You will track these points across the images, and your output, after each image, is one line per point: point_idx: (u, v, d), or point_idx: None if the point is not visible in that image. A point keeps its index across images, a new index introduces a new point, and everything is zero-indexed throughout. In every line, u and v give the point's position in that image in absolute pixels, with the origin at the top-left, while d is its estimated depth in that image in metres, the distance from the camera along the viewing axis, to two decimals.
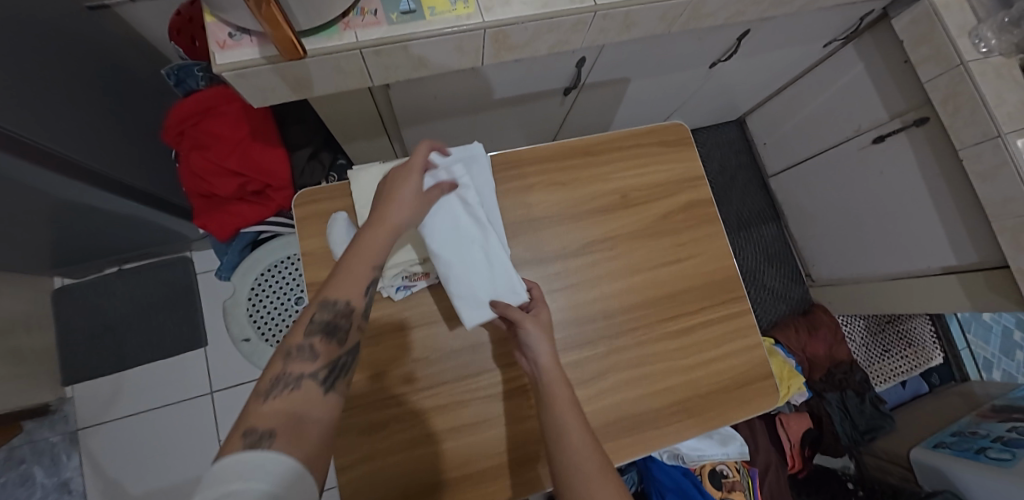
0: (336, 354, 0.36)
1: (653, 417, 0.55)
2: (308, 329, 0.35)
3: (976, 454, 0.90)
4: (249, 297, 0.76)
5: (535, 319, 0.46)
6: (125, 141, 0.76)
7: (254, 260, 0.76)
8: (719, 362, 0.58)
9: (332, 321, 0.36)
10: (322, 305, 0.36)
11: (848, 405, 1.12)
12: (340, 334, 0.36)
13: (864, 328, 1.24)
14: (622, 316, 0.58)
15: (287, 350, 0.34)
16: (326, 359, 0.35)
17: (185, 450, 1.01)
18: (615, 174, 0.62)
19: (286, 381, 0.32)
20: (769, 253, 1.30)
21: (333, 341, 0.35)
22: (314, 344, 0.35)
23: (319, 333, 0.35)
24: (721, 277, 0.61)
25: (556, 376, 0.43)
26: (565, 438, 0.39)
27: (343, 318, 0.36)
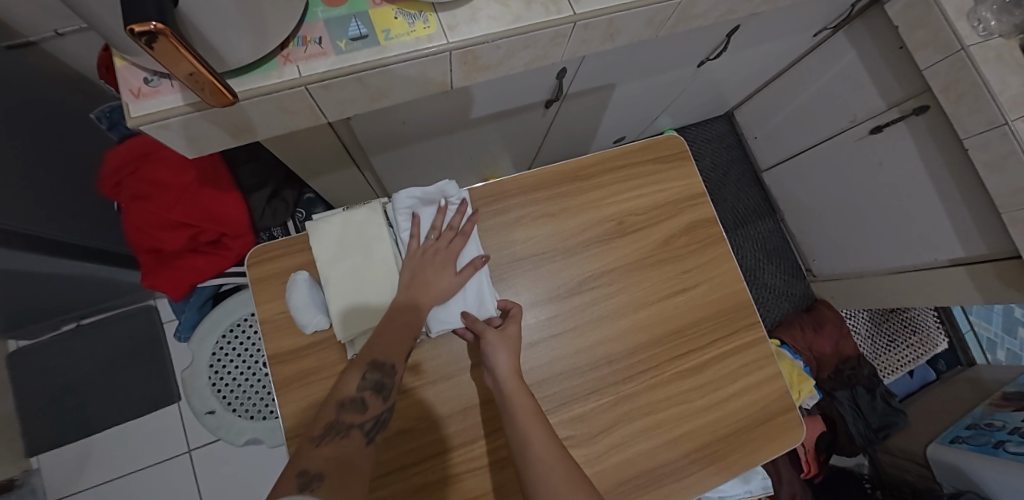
0: (381, 408, 0.39)
1: (669, 471, 0.49)
2: (360, 384, 0.39)
3: (995, 449, 0.86)
4: (210, 364, 0.67)
5: (499, 334, 0.44)
6: (57, 193, 0.68)
7: (211, 323, 0.67)
8: (736, 399, 0.53)
9: (380, 380, 0.40)
10: (373, 365, 0.40)
11: (860, 403, 1.08)
12: (386, 392, 0.40)
13: (868, 319, 1.21)
14: (629, 358, 0.52)
15: (342, 400, 0.38)
16: (373, 413, 0.39)
17: None
18: (608, 199, 0.56)
19: (336, 431, 0.36)
20: (767, 250, 1.25)
21: (381, 399, 0.39)
22: (364, 400, 0.39)
23: (369, 390, 0.39)
24: (731, 304, 0.56)
25: (516, 387, 0.42)
26: (531, 454, 0.38)
27: (389, 381, 0.40)
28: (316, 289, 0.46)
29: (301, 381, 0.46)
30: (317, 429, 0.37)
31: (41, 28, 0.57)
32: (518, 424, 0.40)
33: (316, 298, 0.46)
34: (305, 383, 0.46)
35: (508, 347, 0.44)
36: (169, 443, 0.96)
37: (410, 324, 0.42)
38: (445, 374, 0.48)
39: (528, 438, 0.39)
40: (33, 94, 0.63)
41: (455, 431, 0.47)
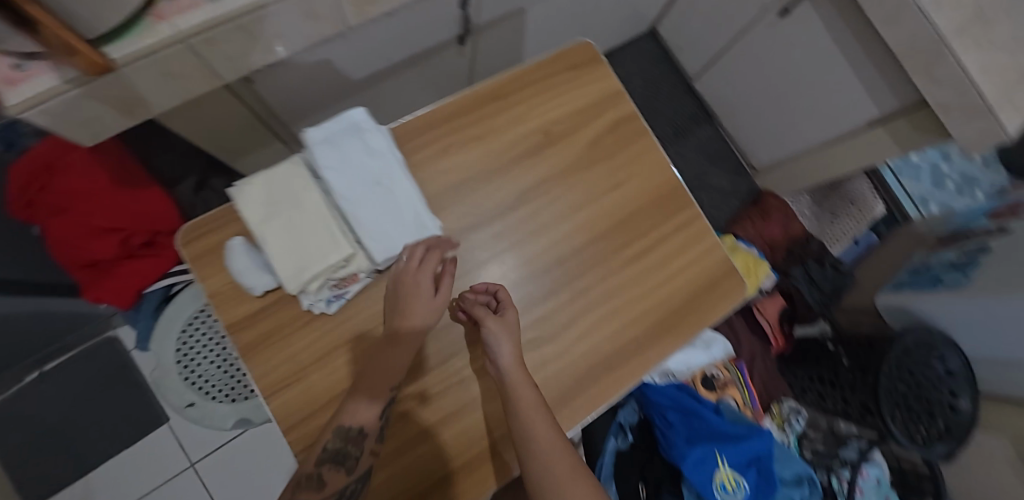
0: (344, 480, 0.41)
1: (634, 347, 0.54)
2: (320, 457, 0.41)
3: (934, 284, 0.98)
4: (178, 361, 0.68)
5: (496, 324, 0.44)
6: None
7: (167, 321, 0.67)
8: (683, 272, 0.57)
9: (341, 448, 0.41)
10: (337, 433, 0.41)
11: (812, 275, 1.19)
12: (349, 460, 0.41)
13: (811, 201, 1.30)
14: (578, 257, 0.55)
15: (301, 477, 0.41)
16: (332, 488, 0.40)
17: None
18: (529, 113, 0.57)
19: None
20: (710, 153, 1.29)
21: (343, 469, 0.41)
22: (320, 474, 0.40)
23: (330, 463, 0.41)
24: (665, 189, 0.59)
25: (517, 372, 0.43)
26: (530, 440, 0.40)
27: (354, 451, 0.41)
28: (254, 251, 0.46)
29: (266, 341, 0.47)
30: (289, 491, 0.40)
31: None
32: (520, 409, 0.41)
33: (258, 260, 0.46)
34: (269, 342, 0.47)
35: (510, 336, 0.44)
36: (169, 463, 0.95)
37: None
38: None
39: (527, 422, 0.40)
40: None
41: (425, 357, 0.49)
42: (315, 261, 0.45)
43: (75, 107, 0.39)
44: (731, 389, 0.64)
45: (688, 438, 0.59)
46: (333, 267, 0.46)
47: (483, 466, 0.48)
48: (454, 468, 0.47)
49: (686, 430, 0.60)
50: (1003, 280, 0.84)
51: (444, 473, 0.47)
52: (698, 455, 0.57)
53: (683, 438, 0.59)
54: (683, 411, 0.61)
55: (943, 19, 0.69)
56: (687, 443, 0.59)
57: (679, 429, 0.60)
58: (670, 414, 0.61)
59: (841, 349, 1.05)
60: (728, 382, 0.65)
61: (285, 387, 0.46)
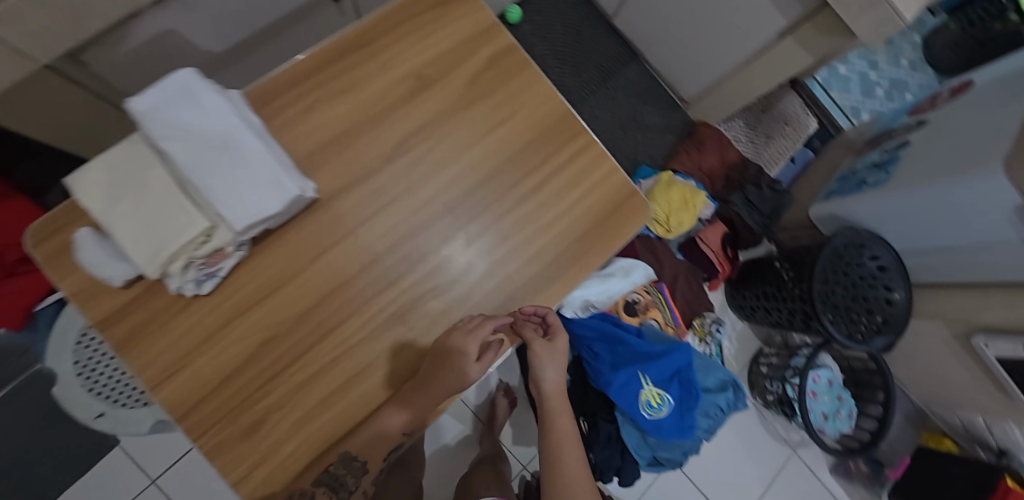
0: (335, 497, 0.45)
1: (539, 281, 0.53)
2: (318, 479, 0.45)
3: (860, 186, 1.00)
4: (79, 375, 0.72)
5: (542, 347, 0.50)
6: None
7: (60, 338, 0.71)
8: (583, 201, 0.56)
9: (338, 475, 0.46)
10: (341, 461, 0.46)
11: (751, 198, 1.18)
12: (344, 487, 0.46)
13: (745, 126, 1.32)
14: (469, 199, 0.53)
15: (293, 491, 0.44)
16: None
17: None
18: (397, 56, 0.53)
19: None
20: (640, 92, 1.27)
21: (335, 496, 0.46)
22: (316, 491, 0.45)
23: (325, 485, 0.45)
24: (555, 118, 0.57)
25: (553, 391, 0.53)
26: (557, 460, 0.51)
27: (350, 481, 0.47)
28: (109, 240, 0.43)
29: (143, 331, 0.45)
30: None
31: None
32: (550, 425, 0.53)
33: (113, 249, 0.43)
34: (145, 333, 0.45)
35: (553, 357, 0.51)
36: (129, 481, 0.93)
37: None
38: (290, 275, 0.48)
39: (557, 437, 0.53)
40: None
41: (317, 322, 0.48)
42: (169, 240, 0.42)
43: None
44: (652, 311, 0.65)
45: (613, 363, 0.60)
46: (191, 244, 0.42)
47: None
48: (366, 426, 0.47)
49: (613, 356, 0.61)
50: (918, 170, 0.86)
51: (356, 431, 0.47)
52: (624, 378, 0.58)
53: (609, 364, 0.60)
54: (608, 338, 0.62)
55: None
56: (613, 368, 0.60)
57: (605, 355, 0.61)
58: (596, 346, 0.62)
59: (782, 263, 1.06)
60: (649, 305, 0.65)
61: (173, 375, 0.45)
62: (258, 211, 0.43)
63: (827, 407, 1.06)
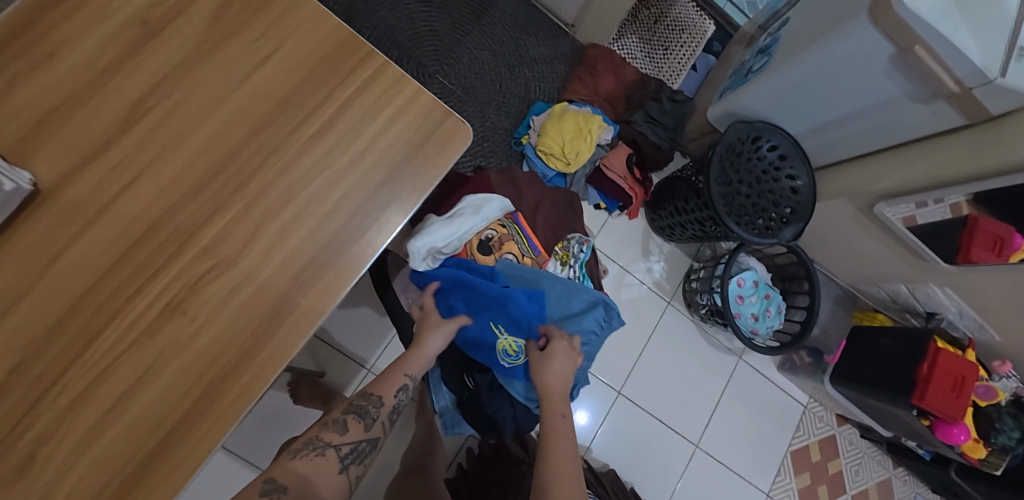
0: (361, 436, 0.44)
1: (346, 235, 0.47)
2: (346, 408, 0.46)
3: (746, 77, 0.97)
4: None
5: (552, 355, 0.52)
6: None
7: None
8: (386, 132, 0.49)
9: (363, 406, 0.46)
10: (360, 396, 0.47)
11: (652, 114, 1.13)
12: (368, 418, 0.46)
13: (639, 41, 1.23)
14: (236, 159, 0.45)
15: (327, 421, 0.44)
16: (351, 434, 0.44)
17: None
18: (110, 5, 0.44)
19: (314, 442, 0.41)
20: (520, 24, 1.17)
21: (362, 423, 0.45)
22: (346, 421, 0.45)
23: (354, 415, 0.45)
24: (332, 46, 0.49)
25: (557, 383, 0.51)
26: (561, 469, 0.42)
27: (373, 408, 0.47)
28: None
29: None
30: (296, 444, 0.41)
31: None
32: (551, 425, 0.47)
33: None
34: None
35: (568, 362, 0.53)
36: None
37: None
38: (21, 287, 0.39)
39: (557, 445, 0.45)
40: None
41: (75, 333, 0.40)
42: None
43: None
44: (510, 243, 0.60)
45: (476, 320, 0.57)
46: None
47: (202, 419, 0.42)
48: (164, 436, 0.41)
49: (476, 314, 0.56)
50: (795, 43, 0.82)
51: (151, 445, 0.40)
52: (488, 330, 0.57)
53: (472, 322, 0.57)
54: (460, 286, 0.55)
55: None
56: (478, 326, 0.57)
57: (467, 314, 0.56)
58: (454, 299, 0.57)
59: (690, 173, 1.01)
60: (507, 238, 0.60)
61: None
62: None
63: (757, 308, 1.06)
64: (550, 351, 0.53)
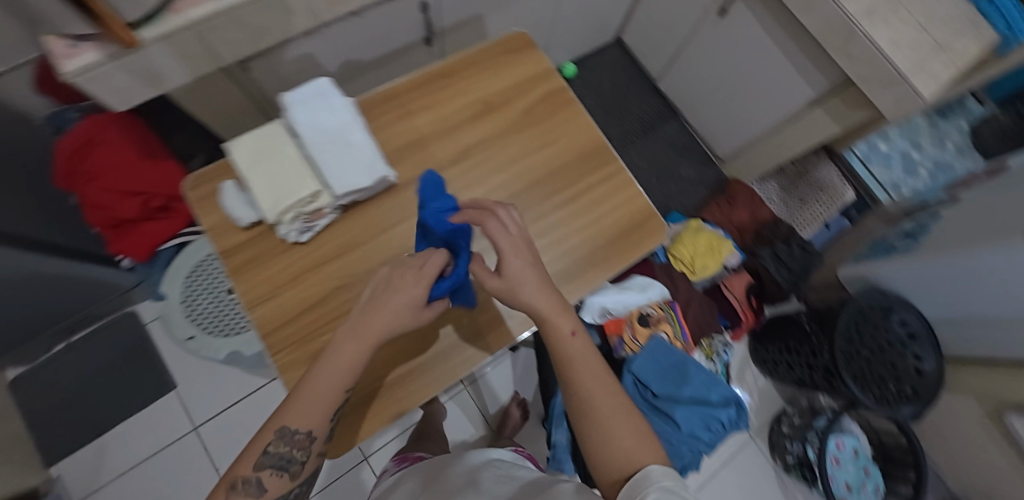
0: (290, 479, 0.42)
1: (561, 277, 0.62)
2: (259, 462, 0.40)
3: (889, 251, 1.04)
4: None
5: (501, 282, 0.43)
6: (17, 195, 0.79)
7: None
8: (612, 212, 0.66)
9: (281, 458, 0.41)
10: (278, 437, 0.40)
11: (779, 254, 1.21)
12: (293, 464, 0.41)
13: (779, 188, 1.38)
14: (512, 201, 0.64)
15: (236, 480, 0.39)
16: (273, 493, 0.40)
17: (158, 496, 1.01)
18: (473, 87, 0.69)
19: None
20: (678, 146, 1.41)
21: (284, 470, 0.41)
22: (260, 479, 0.39)
23: (270, 468, 0.40)
24: (593, 146, 0.69)
25: (537, 296, 0.43)
26: (598, 405, 0.38)
27: (297, 453, 0.41)
28: (242, 193, 0.58)
29: (248, 265, 0.57)
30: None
31: None
32: (570, 358, 0.41)
33: (244, 198, 0.57)
34: (251, 265, 0.57)
35: (525, 249, 0.44)
36: (176, 425, 1.06)
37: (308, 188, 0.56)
38: (364, 238, 0.60)
39: (578, 372, 0.40)
40: None
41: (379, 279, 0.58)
42: (287, 195, 0.55)
43: (111, 77, 0.53)
44: (664, 325, 0.71)
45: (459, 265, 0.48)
46: (302, 201, 0.56)
47: (433, 369, 0.57)
48: (410, 368, 0.57)
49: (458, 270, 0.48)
50: (944, 240, 0.89)
51: (401, 371, 0.56)
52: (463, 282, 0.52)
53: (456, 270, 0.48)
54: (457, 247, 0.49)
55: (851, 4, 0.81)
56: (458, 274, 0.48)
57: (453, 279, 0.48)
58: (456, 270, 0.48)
59: (806, 319, 1.05)
60: (661, 320, 0.71)
61: (264, 301, 0.56)
62: (356, 184, 0.56)
63: (852, 477, 1.03)
64: (509, 275, 0.42)
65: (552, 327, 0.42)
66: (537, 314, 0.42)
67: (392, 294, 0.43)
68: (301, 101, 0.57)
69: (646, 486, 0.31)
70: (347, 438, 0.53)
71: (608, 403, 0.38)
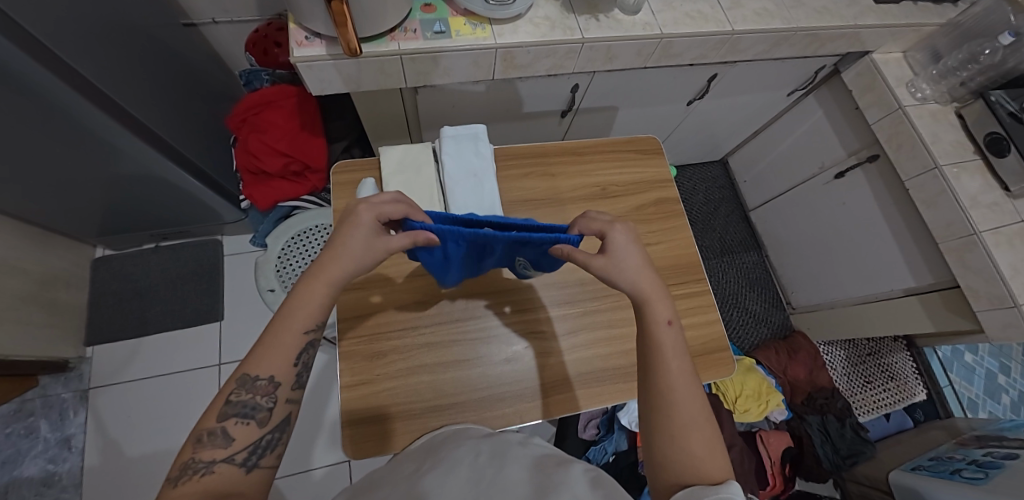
0: (259, 432, 0.35)
1: (621, 373, 0.62)
2: (222, 413, 0.35)
3: (951, 474, 0.93)
4: None
5: (607, 259, 0.42)
6: (195, 121, 0.94)
7: None
8: (687, 330, 0.67)
9: (250, 404, 0.35)
10: (240, 382, 0.35)
11: (828, 429, 1.14)
12: (262, 413, 0.36)
13: (845, 357, 1.31)
14: (598, 284, 0.67)
15: (200, 435, 0.33)
16: (242, 443, 0.34)
17: (162, 413, 1.07)
18: (596, 171, 0.74)
19: (189, 471, 0.31)
20: (751, 279, 1.41)
21: (253, 421, 0.35)
22: (227, 431, 0.34)
23: (235, 417, 0.35)
24: (686, 261, 0.71)
25: (640, 279, 0.43)
26: (680, 407, 0.37)
27: (263, 399, 0.36)
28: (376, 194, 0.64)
29: None
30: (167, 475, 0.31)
31: (205, 15, 0.92)
32: (660, 349, 0.41)
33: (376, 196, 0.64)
34: None
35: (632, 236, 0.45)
36: (204, 354, 1.13)
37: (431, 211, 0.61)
38: None
39: (666, 358, 0.40)
40: (179, 61, 0.89)
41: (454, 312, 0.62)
42: None
43: (322, 71, 0.63)
44: None
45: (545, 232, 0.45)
46: None
47: (468, 412, 0.57)
48: (451, 404, 0.57)
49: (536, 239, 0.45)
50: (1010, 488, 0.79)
51: (442, 403, 0.57)
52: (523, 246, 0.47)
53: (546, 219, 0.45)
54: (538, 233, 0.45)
55: (978, 215, 0.81)
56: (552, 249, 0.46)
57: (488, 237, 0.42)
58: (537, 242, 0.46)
59: None
60: None
61: (350, 290, 0.61)
62: None
63: None
64: (613, 256, 0.43)
65: (648, 314, 0.42)
66: (638, 294, 0.43)
67: (349, 233, 0.40)
68: (454, 139, 0.66)
69: (718, 492, 0.31)
70: (368, 446, 0.53)
71: (688, 405, 0.37)
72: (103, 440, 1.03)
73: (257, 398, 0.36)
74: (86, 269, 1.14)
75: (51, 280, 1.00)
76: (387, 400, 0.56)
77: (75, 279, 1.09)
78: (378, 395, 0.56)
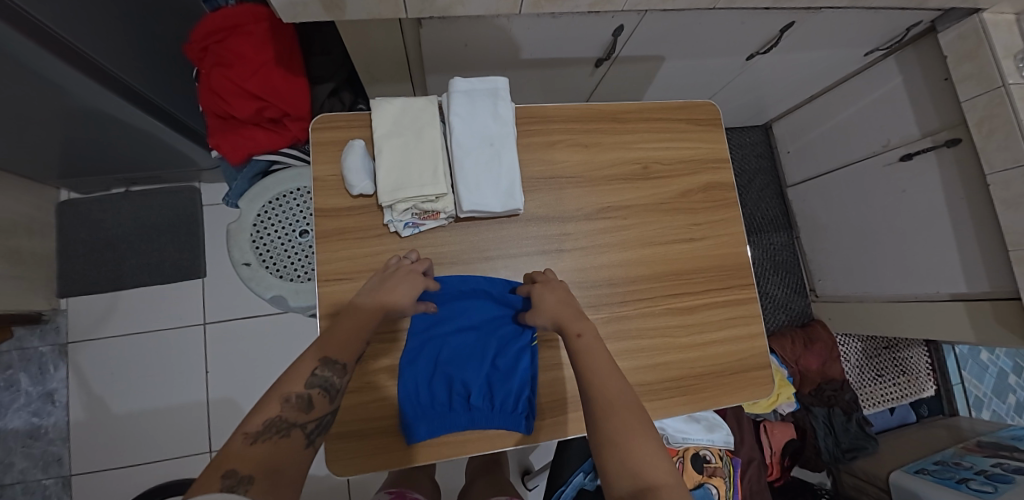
0: (327, 407, 0.37)
1: (644, 392, 0.53)
2: (308, 381, 0.36)
3: (957, 483, 0.90)
4: None
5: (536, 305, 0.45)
6: (151, 45, 0.77)
7: None
8: (720, 345, 0.57)
9: (330, 378, 0.38)
10: (324, 362, 0.38)
11: (834, 422, 1.12)
12: (335, 391, 0.38)
13: (861, 350, 1.24)
14: (629, 285, 0.57)
15: (286, 395, 0.35)
16: (317, 414, 0.36)
17: (145, 372, 1.01)
18: (638, 144, 0.60)
19: (278, 430, 0.33)
20: (775, 261, 1.33)
21: (326, 398, 0.37)
22: (310, 398, 0.36)
23: (317, 388, 0.37)
24: (732, 263, 0.61)
25: (558, 309, 0.44)
26: (597, 396, 0.36)
27: (338, 381, 0.38)
28: (368, 161, 0.51)
29: (341, 236, 0.52)
30: (254, 423, 0.33)
31: None
32: (578, 356, 0.40)
33: (367, 165, 0.51)
34: (342, 237, 0.52)
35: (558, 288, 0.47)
36: (188, 311, 1.05)
37: (434, 190, 0.49)
38: (461, 260, 0.53)
39: (586, 364, 0.39)
40: None
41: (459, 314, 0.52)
42: (409, 184, 0.49)
43: None
44: (716, 477, 0.74)
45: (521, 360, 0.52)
46: (424, 198, 0.49)
47: (467, 431, 0.49)
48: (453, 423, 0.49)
49: (515, 380, 0.51)
50: None
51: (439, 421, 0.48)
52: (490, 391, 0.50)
53: (513, 304, 0.53)
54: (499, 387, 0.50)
55: None
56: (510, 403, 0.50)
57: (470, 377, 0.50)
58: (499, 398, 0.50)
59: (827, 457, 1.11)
60: (716, 469, 0.75)
61: (334, 282, 0.50)
62: (481, 205, 0.50)
63: None
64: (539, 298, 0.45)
65: (565, 333, 0.42)
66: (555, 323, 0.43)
67: (397, 283, 0.45)
68: (468, 95, 0.51)
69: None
70: (355, 464, 0.47)
71: (608, 394, 0.36)
72: (87, 396, 0.99)
73: (332, 377, 0.38)
74: (51, 213, 1.02)
75: (10, 227, 0.89)
76: (381, 413, 0.48)
77: (39, 224, 0.98)
78: (366, 407, 0.48)
